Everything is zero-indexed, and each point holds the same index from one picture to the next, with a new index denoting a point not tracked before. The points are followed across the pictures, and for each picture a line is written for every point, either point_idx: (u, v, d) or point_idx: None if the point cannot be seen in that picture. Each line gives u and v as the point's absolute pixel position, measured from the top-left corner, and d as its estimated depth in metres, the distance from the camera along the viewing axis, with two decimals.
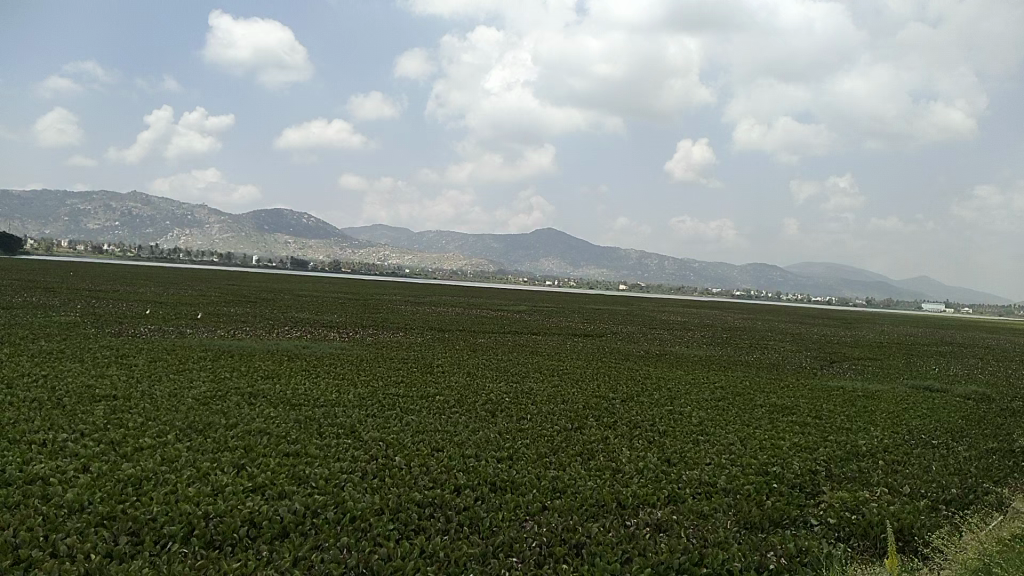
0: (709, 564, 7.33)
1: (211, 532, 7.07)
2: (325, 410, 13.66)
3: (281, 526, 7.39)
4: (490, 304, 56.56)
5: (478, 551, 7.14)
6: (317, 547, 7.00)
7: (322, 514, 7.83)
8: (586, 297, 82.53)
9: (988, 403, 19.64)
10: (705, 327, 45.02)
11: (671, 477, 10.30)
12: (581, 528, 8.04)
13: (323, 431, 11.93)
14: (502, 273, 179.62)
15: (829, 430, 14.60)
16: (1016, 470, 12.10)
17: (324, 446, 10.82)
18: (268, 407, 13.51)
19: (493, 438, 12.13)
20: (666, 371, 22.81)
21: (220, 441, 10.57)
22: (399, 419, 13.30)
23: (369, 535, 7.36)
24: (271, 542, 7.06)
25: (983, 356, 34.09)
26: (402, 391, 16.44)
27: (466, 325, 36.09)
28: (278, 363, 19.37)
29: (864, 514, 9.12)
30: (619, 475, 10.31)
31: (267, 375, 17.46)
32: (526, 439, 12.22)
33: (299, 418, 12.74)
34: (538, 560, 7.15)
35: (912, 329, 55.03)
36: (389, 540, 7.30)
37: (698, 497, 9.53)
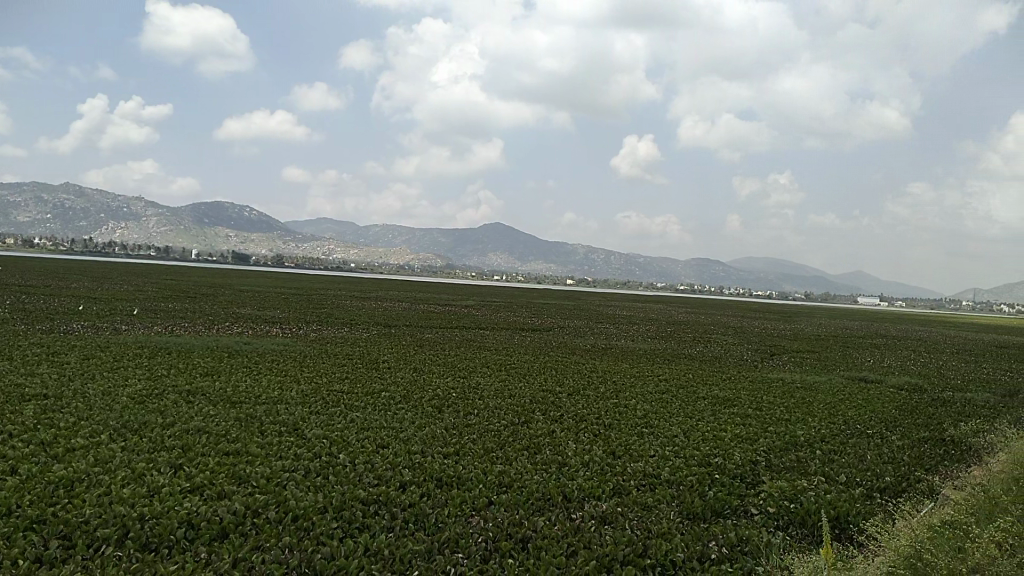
0: (652, 555, 7.13)
1: (146, 534, 6.57)
2: (266, 407, 13.09)
3: (220, 526, 6.91)
4: (437, 297, 56.13)
5: (424, 548, 6.81)
6: (258, 548, 6.57)
7: (263, 514, 7.36)
8: (534, 293, 82.65)
9: (920, 392, 20.05)
10: (650, 320, 45.38)
11: (617, 470, 10.11)
12: (527, 522, 7.76)
13: (264, 429, 11.39)
14: (448, 268, 179.43)
15: (770, 421, 14.63)
16: (949, 458, 12.29)
17: (265, 444, 10.32)
18: (206, 405, 12.86)
19: (440, 434, 11.75)
20: (612, 364, 22.74)
21: (156, 441, 9.95)
22: (343, 416, 12.82)
23: (311, 534, 6.95)
24: (210, 543, 6.59)
25: (913, 349, 35.04)
26: (346, 387, 15.92)
27: (412, 320, 35.62)
28: (218, 360, 18.57)
29: (801, 502, 9.07)
30: (564, 468, 10.08)
31: (207, 372, 16.69)
32: (473, 434, 11.89)
33: (239, 416, 12.15)
34: (484, 555, 6.84)
35: (846, 322, 56.37)
36: (333, 539, 6.90)
37: (643, 489, 9.35)
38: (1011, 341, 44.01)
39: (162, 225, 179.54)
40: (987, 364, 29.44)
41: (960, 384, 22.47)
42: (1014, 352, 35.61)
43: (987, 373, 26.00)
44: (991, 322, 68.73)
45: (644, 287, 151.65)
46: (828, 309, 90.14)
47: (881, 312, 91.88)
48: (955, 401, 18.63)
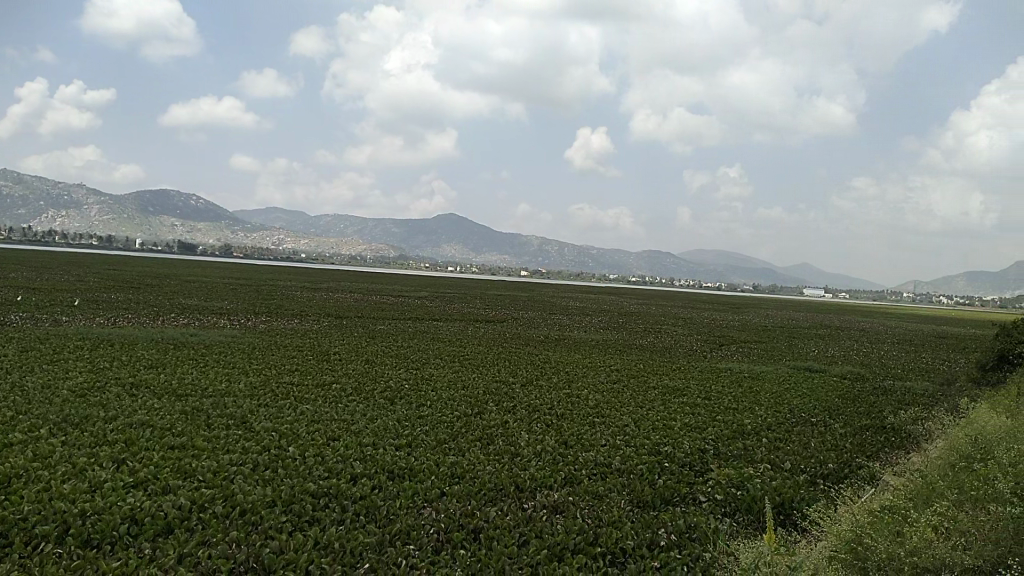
0: (603, 543, 7.04)
1: (88, 530, 6.23)
2: (214, 400, 12.66)
3: (165, 522, 6.59)
4: (390, 288, 55.64)
5: (375, 540, 6.61)
6: (204, 543, 6.28)
7: (210, 508, 7.04)
8: (487, 284, 82.87)
9: (862, 381, 20.52)
10: (602, 311, 45.75)
11: (568, 459, 10.02)
12: (479, 513, 7.60)
13: (212, 422, 11.00)
14: (402, 258, 179.46)
15: (718, 410, 14.76)
16: (889, 445, 12.52)
17: (213, 438, 9.96)
18: (151, 398, 12.39)
19: (391, 425, 11.51)
20: (565, 355, 22.76)
21: (98, 435, 9.51)
22: (293, 408, 12.47)
23: (260, 528, 6.68)
24: (155, 539, 6.27)
25: (855, 339, 35.97)
26: (297, 379, 15.53)
27: (363, 311, 35.16)
28: (163, 352, 17.96)
29: (748, 489, 9.11)
30: (517, 458, 9.94)
31: (152, 364, 16.12)
32: (425, 426, 11.69)
33: (185, 410, 11.72)
34: (435, 546, 6.67)
35: (791, 313, 57.63)
36: (282, 533, 6.64)
37: (594, 478, 9.28)
38: (946, 331, 45.41)
39: (105, 214, 179.63)
40: (925, 353, 30.31)
41: (900, 372, 23.06)
42: (950, 342, 36.73)
43: (924, 362, 26.75)
44: (928, 313, 70.90)
45: (597, 278, 152.85)
46: (774, 301, 92.08)
47: (824, 304, 94.18)
48: (894, 389, 19.11)
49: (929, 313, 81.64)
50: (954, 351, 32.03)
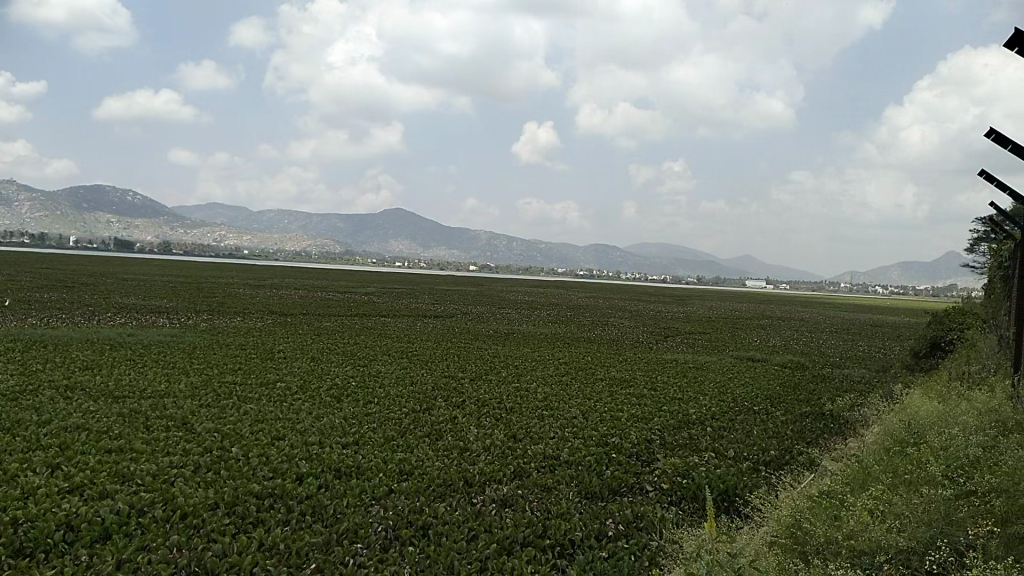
0: (553, 535, 6.86)
1: (20, 540, 5.77)
2: (154, 401, 12.05)
3: (103, 527, 6.14)
4: (337, 284, 54.77)
5: (321, 540, 6.29)
6: (144, 548, 5.88)
7: (150, 512, 6.59)
8: (435, 280, 82.73)
9: (803, 369, 20.87)
10: (550, 305, 45.79)
11: (517, 453, 9.81)
12: (428, 509, 7.30)
13: (151, 424, 10.42)
14: (348, 254, 179.54)
15: (663, 400, 14.77)
16: (828, 431, 12.67)
17: (152, 440, 9.41)
18: (88, 401, 11.74)
19: (338, 423, 11.10)
20: (514, 349, 22.58)
21: (31, 441, 8.92)
22: (236, 408, 11.93)
23: (202, 531, 6.27)
24: (92, 546, 5.85)
25: (797, 328, 36.75)
26: (240, 378, 14.95)
27: (309, 308, 34.38)
28: (100, 353, 17.16)
29: (693, 478, 9.06)
30: (466, 453, 9.68)
31: (87, 366, 15.37)
32: (373, 423, 11.30)
33: (124, 411, 11.11)
34: (384, 544, 6.39)
35: (733, 305, 58.69)
36: (224, 536, 6.24)
37: (543, 471, 9.09)
38: (882, 319, 46.78)
39: (37, 210, 179.55)
40: (861, 342, 31.07)
41: (837, 360, 23.55)
42: (887, 330, 37.79)
43: (861, 351, 27.39)
44: (863, 304, 73.06)
45: (545, 272, 153.32)
46: (718, 292, 93.70)
47: (767, 294, 96.39)
48: (833, 376, 19.51)
49: (866, 302, 83.63)
50: (889, 339, 32.88)
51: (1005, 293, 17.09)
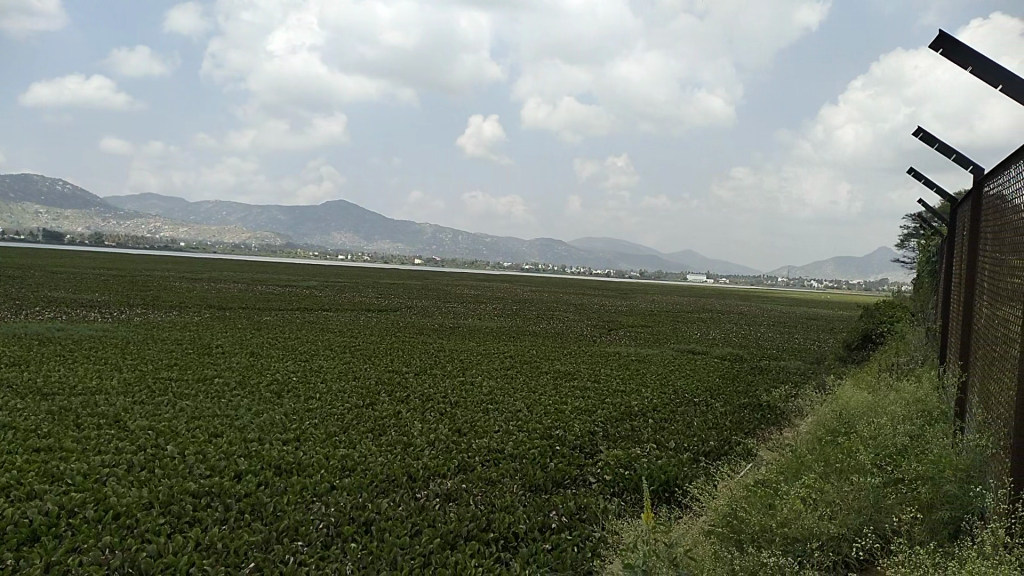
0: (496, 528, 6.43)
1: None
2: (83, 398, 11.32)
3: (30, 530, 5.65)
4: (277, 278, 53.58)
5: (261, 538, 5.81)
6: (75, 549, 5.41)
7: (80, 513, 6.07)
8: (378, 274, 81.90)
9: (741, 362, 21.17)
10: (494, 299, 45.67)
11: (461, 447, 9.53)
12: (370, 505, 6.78)
13: (80, 422, 9.76)
14: (289, 246, 179.54)
15: (606, 392, 14.73)
16: (764, 422, 12.84)
17: (82, 438, 8.78)
18: (11, 399, 10.97)
19: (279, 420, 10.65)
20: (458, 343, 22.28)
21: None
22: (171, 405, 11.30)
23: (136, 531, 5.77)
24: (17, 549, 5.35)
25: (734, 321, 37.47)
26: (176, 373, 14.21)
27: (248, 301, 33.40)
28: (25, 349, 16.17)
29: (636, 469, 8.94)
30: (410, 448, 9.34)
31: (11, 362, 14.44)
32: (315, 419, 10.84)
33: (51, 410, 10.39)
34: (325, 542, 5.88)
35: (672, 298, 59.69)
36: (160, 536, 5.75)
37: (488, 464, 8.80)
38: (814, 313, 48.18)
39: None
40: (796, 334, 31.80)
41: (774, 352, 23.97)
42: (819, 323, 38.92)
43: (796, 343, 28.00)
44: (796, 298, 75.36)
45: (489, 265, 153.30)
46: (659, 286, 95.11)
47: (705, 288, 98.56)
48: (771, 368, 19.81)
49: (798, 297, 86.24)
50: (822, 332, 33.77)
51: (933, 286, 17.62)
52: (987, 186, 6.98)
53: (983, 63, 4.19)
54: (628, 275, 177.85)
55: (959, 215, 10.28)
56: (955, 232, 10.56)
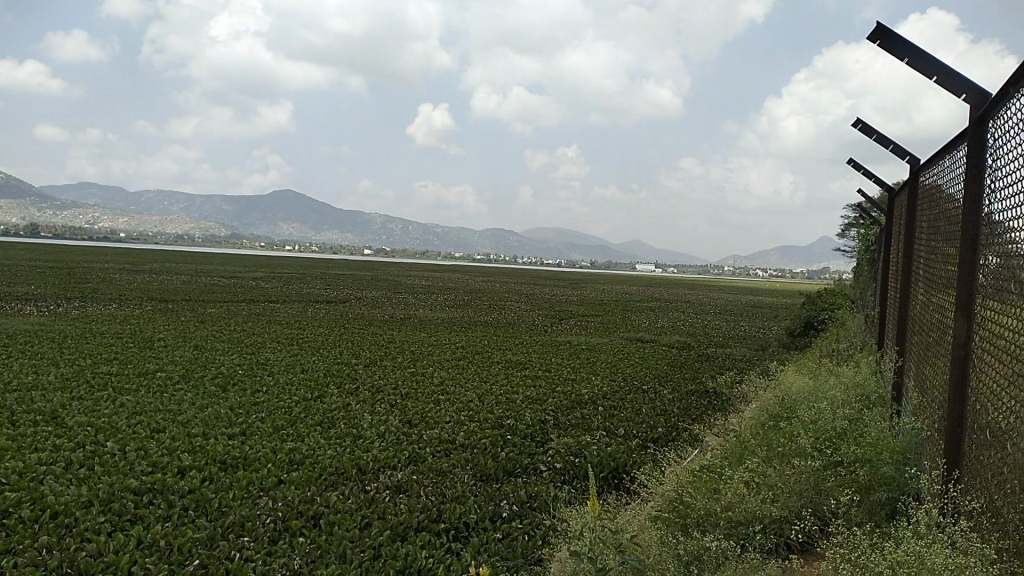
0: (447, 519, 5.98)
1: None
2: (15, 395, 10.63)
3: None
4: (223, 269, 52.27)
5: (206, 534, 5.31)
6: (8, 551, 4.91)
7: (13, 514, 5.55)
8: (327, 265, 80.65)
9: (688, 349, 21.30)
10: (446, 289, 45.30)
11: (411, 438, 9.23)
12: (319, 499, 6.28)
13: (11, 420, 9.17)
14: (235, 237, 179.59)
15: (557, 381, 14.61)
16: (711, 408, 12.85)
17: (14, 437, 8.22)
18: None
19: (223, 413, 10.18)
20: (409, 334, 21.87)
21: None
22: (111, 400, 10.69)
23: (74, 531, 5.27)
24: None
25: (683, 310, 37.92)
26: (116, 368, 13.50)
27: (190, 293, 32.24)
28: None
29: (587, 456, 8.77)
30: (359, 441, 8.98)
31: None
32: (262, 412, 10.39)
33: None
34: (272, 536, 5.41)
35: (620, 287, 60.34)
36: (101, 535, 5.25)
37: (439, 455, 8.56)
38: (758, 300, 49.25)
39: None
40: (741, 321, 32.15)
41: (721, 340, 24.21)
42: (763, 311, 39.70)
43: (742, 330, 28.35)
44: (739, 287, 77.06)
45: (440, 256, 152.36)
46: (608, 276, 95.80)
47: (651, 277, 100.25)
48: (718, 356, 19.96)
49: (742, 286, 88.14)
50: (766, 319, 34.23)
51: (873, 273, 17.96)
52: (924, 176, 7.04)
53: (920, 51, 4.13)
54: (579, 265, 178.69)
55: (897, 203, 10.41)
56: (893, 219, 10.69)
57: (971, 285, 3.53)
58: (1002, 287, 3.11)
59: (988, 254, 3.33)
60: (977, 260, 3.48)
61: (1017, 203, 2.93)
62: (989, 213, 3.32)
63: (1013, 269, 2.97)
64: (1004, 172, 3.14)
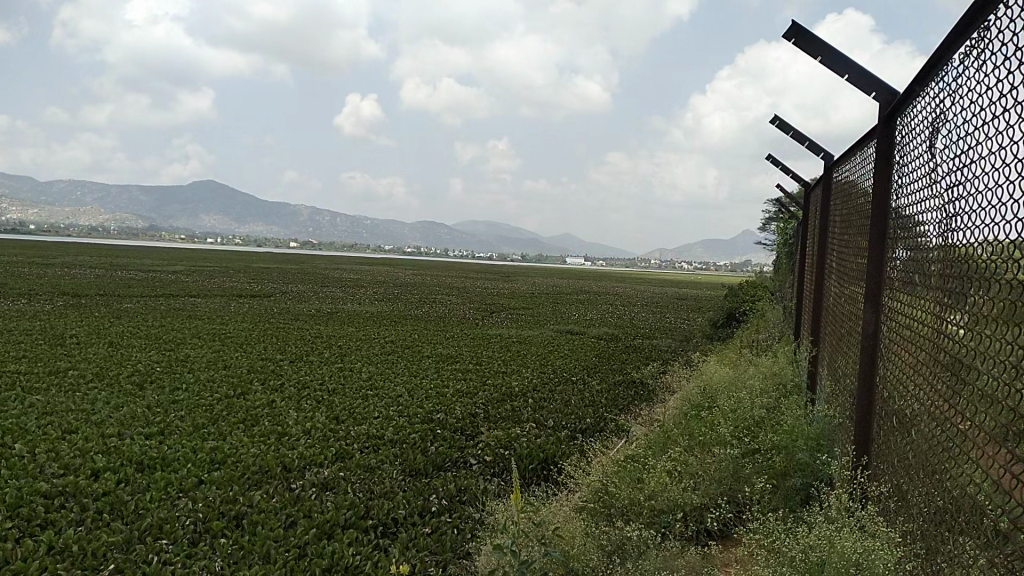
0: (376, 515, 4.86)
1: None
2: None
3: None
4: (140, 263, 49.81)
5: (123, 538, 4.28)
6: None
7: None
8: (250, 257, 78.72)
9: (616, 341, 21.25)
10: (374, 283, 44.44)
11: (340, 435, 8.58)
12: (243, 498, 5.03)
13: None
14: (153, 228, 179.58)
15: (487, 374, 14.20)
16: (638, 399, 12.70)
17: None
18: None
19: (141, 412, 9.21)
20: (336, 329, 21.04)
21: None
22: (16, 400, 9.74)
23: None
24: None
25: (611, 302, 38.32)
26: (23, 367, 12.38)
27: (105, 288, 30.40)
28: None
29: (516, 449, 8.30)
30: (285, 438, 8.34)
31: None
32: (182, 410, 9.50)
33: None
34: (194, 538, 4.36)
35: (547, 280, 60.89)
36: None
37: (367, 451, 8.06)
38: (682, 293, 50.31)
39: None
40: (667, 314, 32.45)
41: (648, 331, 24.30)
42: (688, 303, 40.44)
43: (667, 322, 28.64)
44: (662, 279, 79.03)
45: (370, 249, 150.21)
46: (536, 269, 96.13)
47: (578, 271, 101.73)
48: (645, 347, 19.95)
49: (666, 278, 90.20)
50: (690, 311, 34.59)
51: (791, 265, 18.25)
52: (838, 171, 7.09)
53: (831, 49, 4.06)
54: (510, 258, 178.53)
55: (813, 199, 10.54)
56: (809, 216, 10.85)
57: (878, 275, 3.46)
58: (910, 280, 3.02)
59: (896, 248, 3.24)
60: (885, 254, 3.38)
61: (926, 197, 2.83)
62: (897, 206, 3.24)
63: (921, 262, 2.87)
64: (912, 167, 3.05)
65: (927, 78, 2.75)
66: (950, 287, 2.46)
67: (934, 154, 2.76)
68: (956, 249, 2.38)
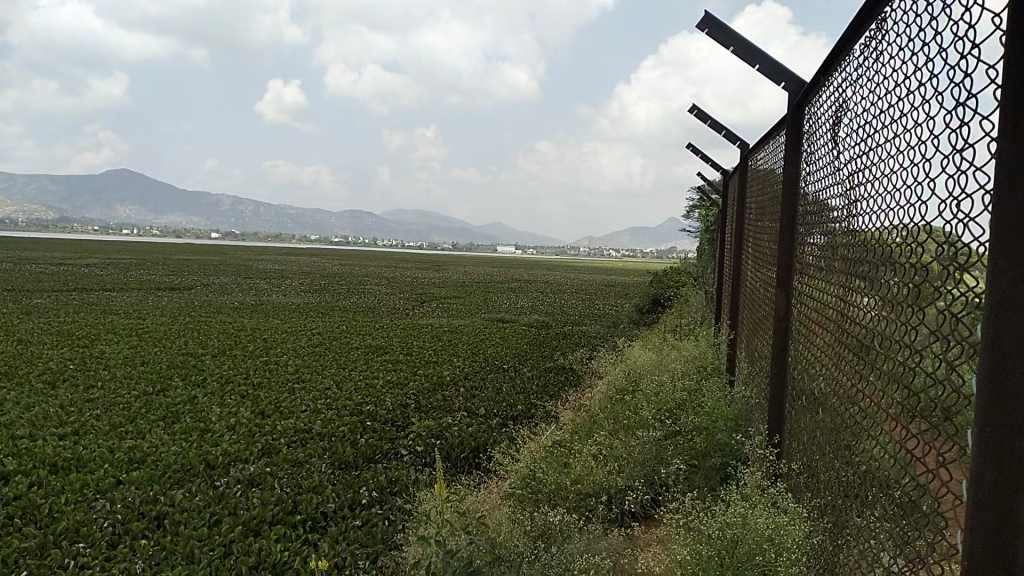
0: (306, 510, 4.62)
1: None
2: None
3: None
4: (51, 255, 47.72)
5: (36, 543, 3.96)
6: None
7: None
8: (170, 246, 77.14)
9: (546, 328, 21.40)
10: (302, 272, 43.77)
11: (265, 429, 8.30)
12: (165, 498, 4.73)
13: None
14: (66, 220, 177.83)
15: (417, 364, 14.06)
16: (567, 384, 12.77)
17: None
18: None
19: (54, 412, 8.74)
20: (263, 322, 20.53)
21: None
22: None
23: None
24: None
25: (540, 288, 38.80)
26: None
27: (12, 282, 28.91)
28: None
29: (446, 437, 8.17)
30: (208, 435, 8.01)
31: None
32: (98, 408, 9.03)
33: None
34: (114, 540, 4.07)
35: (478, 267, 61.10)
36: None
37: (293, 446, 7.80)
38: (610, 279, 51.19)
39: None
40: (596, 300, 32.99)
41: (577, 318, 24.58)
42: (615, 288, 41.26)
43: (596, 307, 29.08)
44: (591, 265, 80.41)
45: (296, 239, 148.60)
46: (464, 258, 97.00)
47: (508, 258, 102.65)
48: (574, 334, 20.13)
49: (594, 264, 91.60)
50: (619, 297, 35.23)
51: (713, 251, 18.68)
52: (753, 162, 7.24)
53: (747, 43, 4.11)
54: (440, 245, 178.64)
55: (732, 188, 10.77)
56: (728, 203, 11.07)
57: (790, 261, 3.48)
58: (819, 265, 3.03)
59: (807, 234, 3.26)
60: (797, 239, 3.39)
61: (835, 182, 2.83)
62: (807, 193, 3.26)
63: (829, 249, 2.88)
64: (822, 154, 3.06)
65: (833, 68, 2.76)
66: (856, 270, 2.46)
67: (840, 141, 2.78)
68: (861, 233, 2.38)
